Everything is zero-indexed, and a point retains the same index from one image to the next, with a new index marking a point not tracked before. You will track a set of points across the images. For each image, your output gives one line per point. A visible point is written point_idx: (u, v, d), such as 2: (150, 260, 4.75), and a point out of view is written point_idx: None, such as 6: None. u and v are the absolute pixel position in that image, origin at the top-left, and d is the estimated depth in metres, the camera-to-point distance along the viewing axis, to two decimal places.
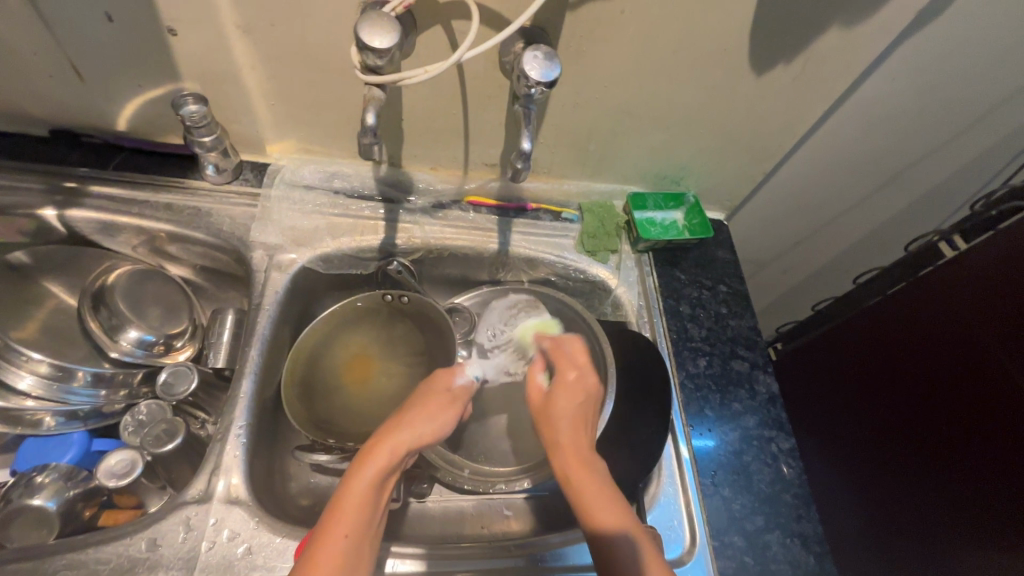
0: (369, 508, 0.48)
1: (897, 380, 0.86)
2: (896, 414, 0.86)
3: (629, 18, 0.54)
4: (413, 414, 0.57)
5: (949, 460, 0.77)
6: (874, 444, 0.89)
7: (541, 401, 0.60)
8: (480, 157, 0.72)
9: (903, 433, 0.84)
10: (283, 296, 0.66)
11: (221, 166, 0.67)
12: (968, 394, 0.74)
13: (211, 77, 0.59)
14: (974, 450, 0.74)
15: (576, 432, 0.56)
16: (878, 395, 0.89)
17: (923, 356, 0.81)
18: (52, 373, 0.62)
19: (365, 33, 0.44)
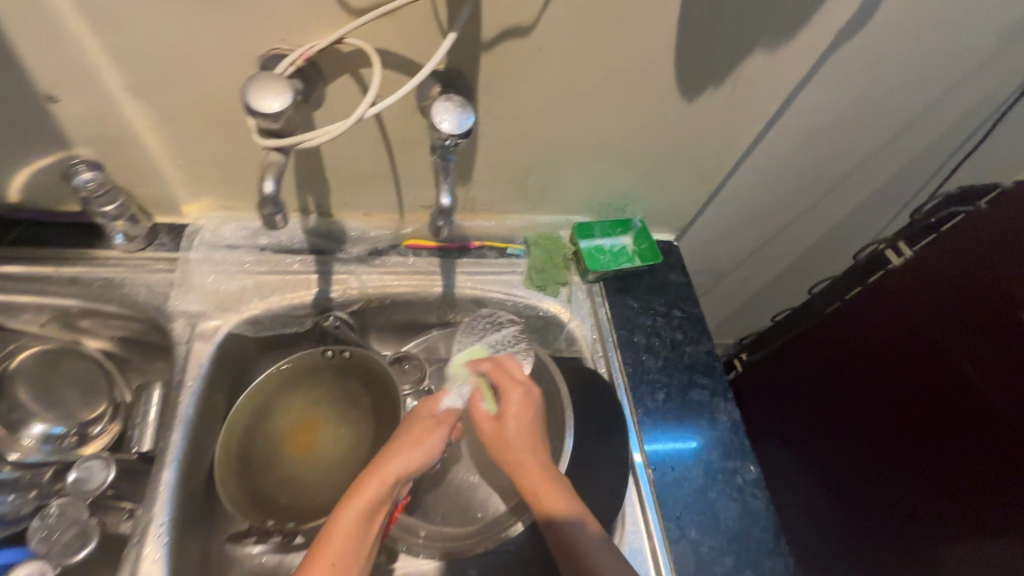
0: (353, 550, 0.48)
1: (865, 381, 0.84)
2: (867, 417, 0.84)
3: (548, 55, 0.52)
4: (396, 445, 0.55)
5: (922, 459, 0.75)
6: (844, 449, 0.87)
7: (492, 427, 0.60)
8: (415, 200, 0.69)
9: (875, 436, 0.82)
10: (208, 368, 0.61)
11: (131, 234, 0.62)
12: (923, 394, 0.75)
13: (105, 142, 0.54)
14: (948, 447, 0.72)
15: (531, 451, 0.57)
16: (846, 400, 0.87)
17: (876, 353, 0.82)
18: None
19: (254, 97, 0.41)
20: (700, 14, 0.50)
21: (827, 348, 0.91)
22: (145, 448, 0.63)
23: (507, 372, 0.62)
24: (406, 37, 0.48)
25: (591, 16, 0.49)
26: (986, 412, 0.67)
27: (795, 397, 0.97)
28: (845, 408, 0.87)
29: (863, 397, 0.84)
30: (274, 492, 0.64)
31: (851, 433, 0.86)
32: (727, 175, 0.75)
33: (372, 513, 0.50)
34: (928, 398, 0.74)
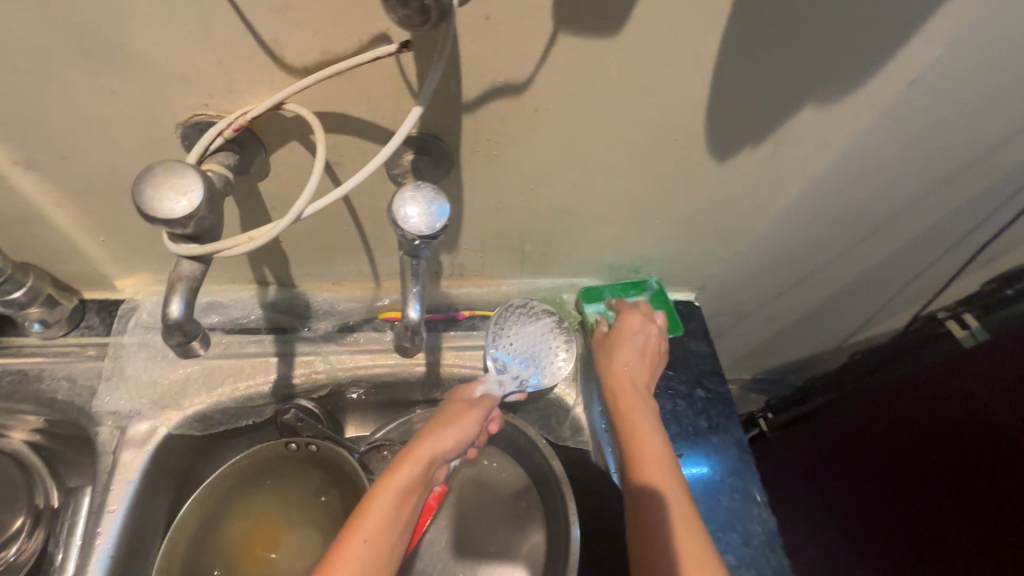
0: (391, 516, 0.45)
1: (891, 439, 0.76)
2: (896, 483, 0.75)
3: (548, 116, 0.41)
4: (436, 421, 0.53)
5: (957, 519, 0.67)
6: (874, 524, 0.77)
7: (605, 347, 0.60)
8: (392, 269, 0.58)
9: (906, 502, 0.73)
10: (141, 480, 0.51)
11: (51, 320, 0.52)
12: (962, 448, 0.68)
13: (5, 220, 0.44)
14: (986, 499, 0.65)
15: (632, 398, 0.56)
16: (875, 465, 0.78)
17: (909, 411, 0.75)
18: None
19: (149, 198, 0.30)
20: (740, 67, 0.40)
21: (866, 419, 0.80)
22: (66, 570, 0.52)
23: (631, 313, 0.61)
24: (365, 101, 0.38)
25: (602, 71, 0.38)
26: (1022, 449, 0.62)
27: (824, 466, 0.85)
28: (873, 472, 0.78)
29: (890, 459, 0.76)
30: None
31: (879, 498, 0.77)
32: (758, 233, 0.64)
33: (411, 485, 0.48)
34: (958, 443, 0.68)
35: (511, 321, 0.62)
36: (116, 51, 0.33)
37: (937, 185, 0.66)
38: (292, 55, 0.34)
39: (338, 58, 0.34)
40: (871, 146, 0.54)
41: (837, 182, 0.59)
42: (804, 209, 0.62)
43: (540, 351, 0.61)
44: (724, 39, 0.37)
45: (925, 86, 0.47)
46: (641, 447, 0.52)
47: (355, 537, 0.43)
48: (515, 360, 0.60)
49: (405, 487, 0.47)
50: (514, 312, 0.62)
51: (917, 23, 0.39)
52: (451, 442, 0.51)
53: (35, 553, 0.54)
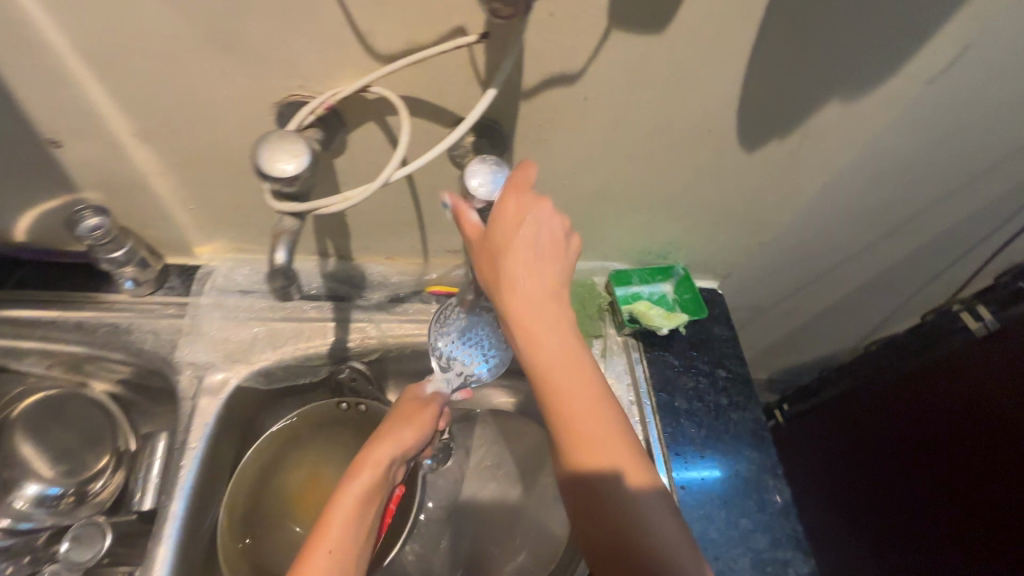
0: (357, 511, 0.48)
1: (884, 418, 0.82)
2: (890, 457, 0.81)
3: (596, 104, 0.46)
4: (391, 423, 0.54)
5: (942, 485, 0.73)
6: (876, 495, 0.84)
7: (481, 252, 0.40)
8: (441, 245, 0.63)
9: (902, 472, 0.79)
10: (214, 426, 0.57)
11: (141, 279, 0.58)
12: (961, 433, 0.71)
13: (114, 186, 0.51)
14: (964, 466, 0.71)
15: (575, 365, 0.41)
16: (883, 447, 0.82)
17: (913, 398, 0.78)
18: None
19: (266, 160, 0.36)
20: (771, 62, 0.44)
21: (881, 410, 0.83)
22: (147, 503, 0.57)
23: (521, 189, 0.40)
24: (438, 86, 0.43)
25: (647, 64, 0.43)
26: (992, 418, 0.68)
27: (830, 449, 0.92)
28: (871, 448, 0.84)
29: (884, 436, 0.82)
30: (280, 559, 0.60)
31: (879, 471, 0.83)
32: (782, 224, 0.68)
33: (375, 482, 0.50)
34: (937, 416, 0.74)
35: (452, 316, 0.61)
36: (234, 38, 0.39)
37: (957, 184, 0.69)
38: (382, 43, 0.39)
39: (420, 47, 0.40)
40: (891, 142, 0.57)
41: (859, 176, 0.62)
42: (827, 202, 0.66)
43: (481, 340, 0.60)
44: (758, 36, 0.42)
45: (943, 85, 0.51)
46: (576, 432, 0.40)
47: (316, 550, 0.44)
48: (459, 355, 0.59)
49: (371, 486, 0.49)
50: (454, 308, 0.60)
51: (935, 25, 0.44)
52: (411, 437, 0.53)
53: (119, 488, 0.60)
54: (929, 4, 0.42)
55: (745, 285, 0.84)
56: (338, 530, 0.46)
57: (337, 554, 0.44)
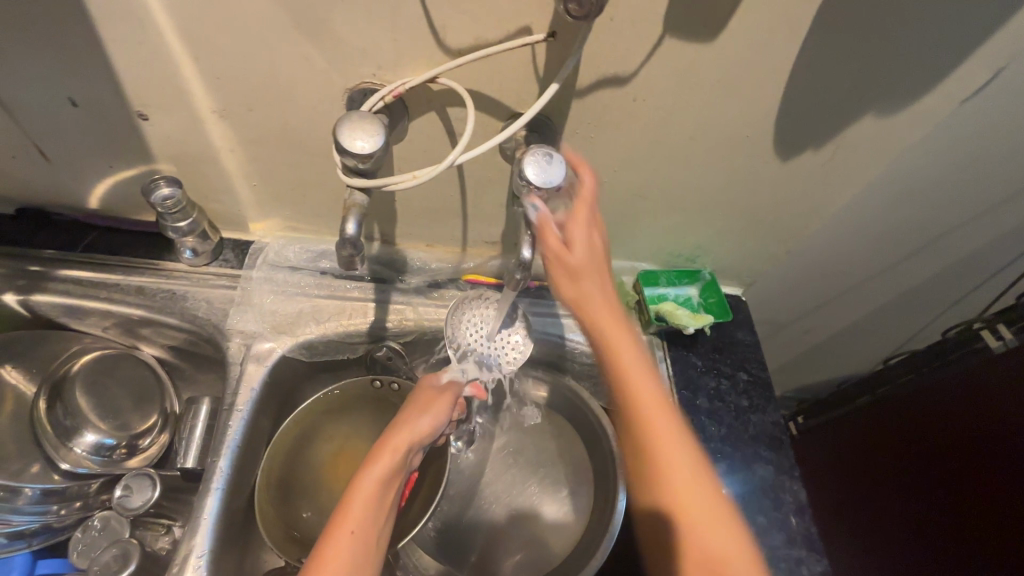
0: (379, 488, 0.51)
1: (897, 432, 0.84)
2: (901, 469, 0.84)
3: (643, 106, 0.49)
4: (409, 410, 0.57)
5: (946, 497, 0.76)
6: (886, 505, 0.87)
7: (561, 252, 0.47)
8: (480, 236, 0.66)
9: (911, 485, 0.82)
10: (259, 392, 0.61)
11: (200, 249, 0.62)
12: (968, 459, 0.73)
13: (188, 160, 0.55)
14: (966, 480, 0.74)
15: (646, 369, 0.49)
16: (894, 464, 0.85)
17: (923, 421, 0.80)
18: None
19: (345, 137, 0.40)
20: (811, 73, 0.47)
21: (893, 425, 0.85)
22: (189, 463, 0.59)
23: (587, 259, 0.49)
24: (499, 81, 0.46)
25: (694, 70, 0.46)
26: (988, 435, 0.71)
27: (845, 461, 0.94)
28: (884, 460, 0.87)
29: (896, 449, 0.84)
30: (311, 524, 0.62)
31: (890, 482, 0.86)
32: (809, 235, 0.70)
33: (395, 463, 0.52)
34: (943, 434, 0.77)
35: (470, 307, 0.63)
36: (319, 27, 0.42)
37: (984, 207, 0.70)
38: (452, 39, 0.43)
39: (486, 44, 0.43)
40: (921, 158, 0.60)
41: (888, 191, 0.64)
42: (853, 216, 0.68)
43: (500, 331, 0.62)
44: (800, 49, 0.45)
45: (974, 105, 0.53)
46: (655, 442, 0.47)
47: (341, 529, 0.47)
48: (478, 346, 0.61)
49: (392, 467, 0.52)
50: (473, 299, 0.63)
51: (969, 48, 0.46)
52: (426, 422, 0.56)
53: (163, 447, 0.63)
54: (964, 27, 0.44)
55: (769, 295, 0.85)
56: (361, 507, 0.49)
57: (358, 531, 0.48)
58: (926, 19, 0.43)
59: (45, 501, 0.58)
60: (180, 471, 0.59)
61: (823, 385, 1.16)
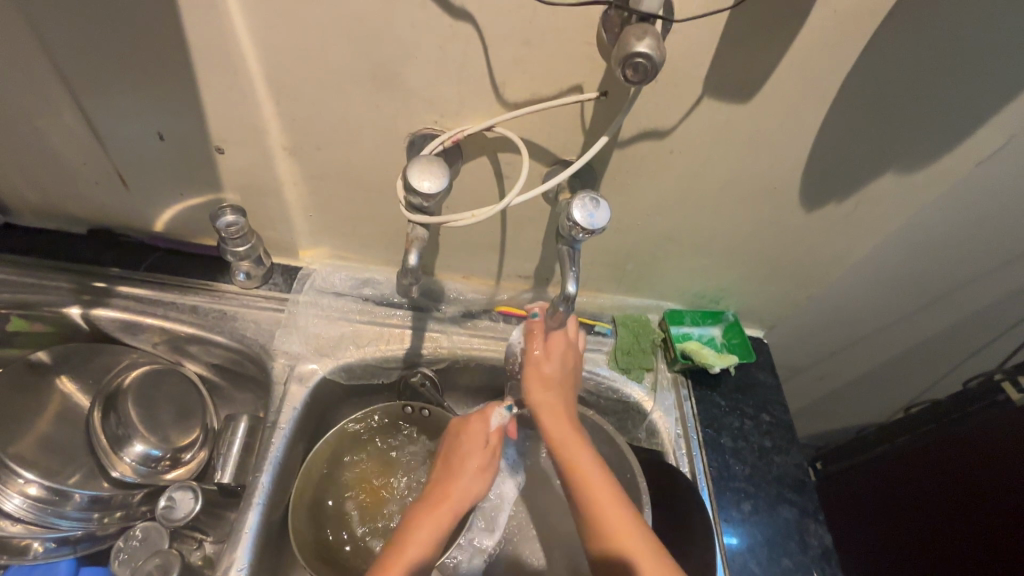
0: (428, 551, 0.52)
1: (917, 481, 0.84)
2: (922, 521, 0.83)
3: (680, 157, 0.53)
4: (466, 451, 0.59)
5: (965, 551, 0.75)
6: (906, 559, 0.85)
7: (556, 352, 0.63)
8: (515, 270, 0.69)
9: (928, 539, 0.82)
10: (300, 411, 0.63)
11: (253, 273, 0.67)
12: (984, 515, 0.74)
13: (252, 191, 0.60)
14: (988, 533, 0.73)
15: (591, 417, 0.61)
16: (912, 518, 0.85)
17: (940, 474, 0.80)
18: (47, 497, 0.60)
19: (414, 177, 0.44)
20: (837, 131, 0.51)
21: (912, 475, 0.85)
22: (226, 479, 0.61)
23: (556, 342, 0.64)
24: (549, 131, 0.51)
25: (729, 127, 0.50)
26: (1004, 491, 0.72)
27: (866, 511, 0.93)
28: (905, 511, 0.86)
29: (916, 500, 0.84)
30: (342, 546, 0.63)
31: (912, 534, 0.85)
32: (831, 282, 0.73)
33: (444, 526, 0.55)
34: (957, 486, 0.77)
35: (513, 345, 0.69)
36: (392, 79, 0.47)
37: (1001, 263, 0.73)
38: (511, 93, 0.47)
39: (540, 98, 0.48)
40: (940, 213, 0.63)
41: (907, 243, 0.67)
42: (873, 266, 0.71)
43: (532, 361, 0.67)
44: (827, 110, 0.49)
45: (990, 166, 0.56)
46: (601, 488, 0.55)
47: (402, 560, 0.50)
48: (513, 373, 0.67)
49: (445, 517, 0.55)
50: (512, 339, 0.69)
51: (985, 115, 0.50)
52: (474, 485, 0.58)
53: (202, 463, 0.65)
54: (979, 96, 0.48)
55: (789, 339, 0.87)
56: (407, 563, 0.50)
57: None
58: (943, 88, 0.48)
59: (89, 509, 0.61)
60: (217, 486, 0.61)
61: (841, 432, 1.16)
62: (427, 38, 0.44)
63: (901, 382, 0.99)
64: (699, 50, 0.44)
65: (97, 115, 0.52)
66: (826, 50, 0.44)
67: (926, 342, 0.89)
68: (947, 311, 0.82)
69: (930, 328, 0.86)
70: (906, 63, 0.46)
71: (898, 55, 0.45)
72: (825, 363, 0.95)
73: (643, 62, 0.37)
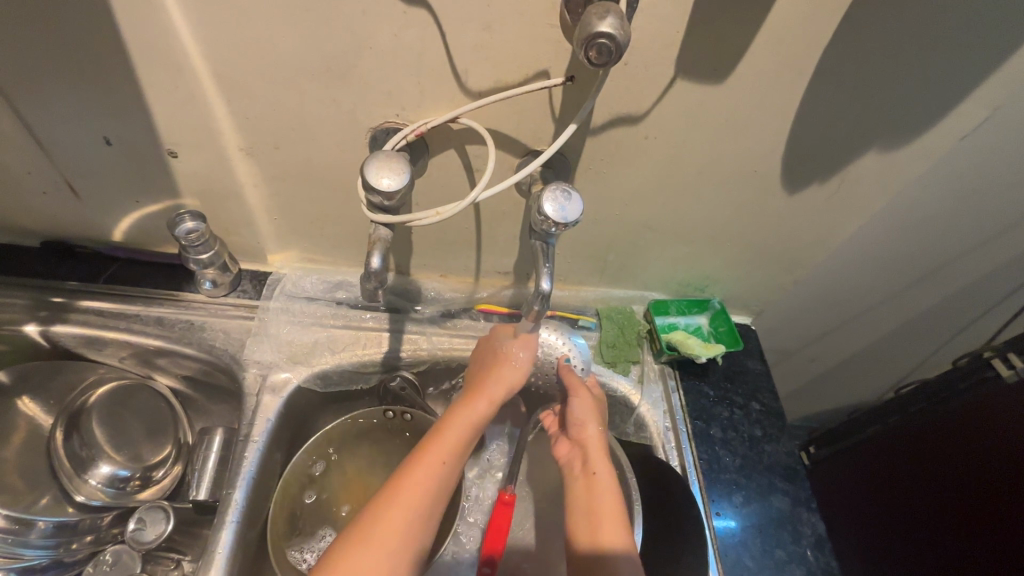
0: (443, 479, 0.50)
1: (911, 464, 0.83)
2: (915, 502, 0.82)
3: (655, 143, 0.51)
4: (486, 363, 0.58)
5: (959, 532, 0.75)
6: (900, 542, 0.84)
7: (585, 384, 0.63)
8: (493, 266, 0.67)
9: (922, 519, 0.81)
10: (274, 422, 0.61)
11: (219, 280, 0.64)
12: (976, 494, 0.73)
13: (212, 195, 0.57)
14: (981, 514, 0.72)
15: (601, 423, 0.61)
16: (906, 499, 0.84)
17: (933, 455, 0.79)
18: (7, 526, 0.57)
19: (372, 175, 0.42)
20: (818, 110, 0.49)
21: (906, 456, 0.84)
22: (201, 495, 0.59)
23: (580, 383, 0.62)
24: (517, 120, 0.48)
25: (704, 109, 0.48)
26: (995, 470, 0.71)
27: (860, 495, 0.92)
28: (900, 494, 0.85)
29: (910, 482, 0.83)
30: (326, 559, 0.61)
31: (905, 517, 0.84)
32: (816, 265, 0.71)
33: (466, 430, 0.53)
34: (950, 467, 0.77)
35: None
36: (347, 72, 0.44)
37: (986, 240, 0.72)
38: (474, 82, 0.45)
39: (505, 86, 0.45)
40: (923, 191, 0.62)
41: (891, 223, 0.66)
42: (858, 247, 0.70)
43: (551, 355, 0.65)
44: (805, 89, 0.47)
45: (972, 142, 0.55)
46: (595, 488, 0.56)
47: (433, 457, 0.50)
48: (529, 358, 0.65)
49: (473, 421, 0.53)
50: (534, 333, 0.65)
51: (967, 88, 0.48)
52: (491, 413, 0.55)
53: (176, 478, 0.64)
54: (962, 70, 0.47)
55: (776, 324, 0.86)
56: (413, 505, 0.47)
57: (401, 551, 0.45)
58: (924, 64, 0.46)
59: (56, 536, 0.59)
60: (193, 503, 0.58)
61: (831, 413, 1.16)
62: (380, 26, 0.41)
63: (889, 362, 0.99)
64: (669, 30, 0.42)
65: (38, 122, 0.49)
66: (801, 25, 0.42)
67: (912, 322, 0.88)
68: (933, 290, 0.81)
69: (916, 307, 0.85)
70: (885, 37, 0.44)
71: (877, 28, 0.43)
72: (813, 346, 0.94)
73: (607, 43, 0.35)
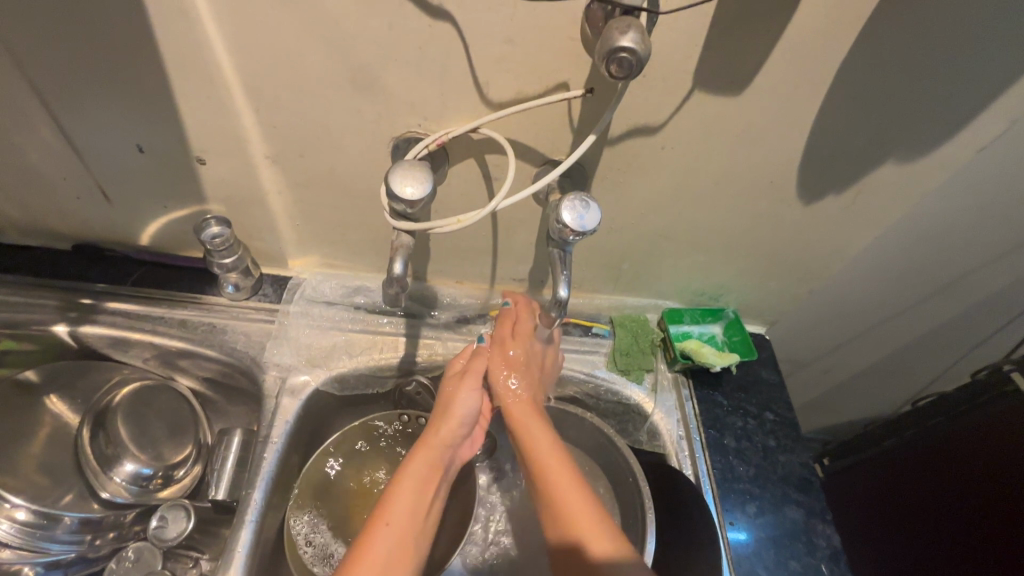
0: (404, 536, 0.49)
1: (926, 479, 0.82)
2: (928, 517, 0.82)
3: (671, 153, 0.52)
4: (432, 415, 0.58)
5: (974, 549, 0.74)
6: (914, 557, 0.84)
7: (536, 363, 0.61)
8: (509, 273, 0.68)
9: (936, 534, 0.80)
10: (293, 423, 0.62)
11: (242, 284, 0.66)
12: (992, 513, 0.72)
13: (237, 201, 0.59)
14: (997, 532, 0.71)
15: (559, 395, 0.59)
16: (920, 513, 0.83)
17: (949, 470, 0.79)
18: (36, 521, 0.59)
19: (396, 184, 0.43)
20: (833, 123, 0.50)
21: (922, 471, 0.83)
22: (220, 495, 0.59)
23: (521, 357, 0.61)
24: (535, 131, 0.49)
25: (721, 121, 0.49)
26: (1010, 488, 0.70)
27: (875, 508, 0.92)
28: (915, 508, 0.84)
29: (925, 497, 0.82)
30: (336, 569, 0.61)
31: (920, 533, 0.83)
32: (831, 276, 0.71)
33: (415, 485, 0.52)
34: (966, 483, 0.76)
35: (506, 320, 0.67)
36: (372, 83, 0.46)
37: (1005, 253, 0.71)
38: (495, 93, 0.46)
39: (525, 97, 0.46)
40: (941, 202, 0.61)
41: (907, 234, 0.66)
42: (873, 258, 0.70)
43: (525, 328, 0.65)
44: (821, 101, 0.48)
45: (990, 154, 0.55)
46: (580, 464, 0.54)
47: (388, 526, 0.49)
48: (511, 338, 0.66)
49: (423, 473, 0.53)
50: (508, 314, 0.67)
51: (983, 102, 0.48)
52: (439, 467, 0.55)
53: (196, 478, 0.65)
54: (977, 84, 0.47)
55: (791, 335, 0.85)
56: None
57: None
58: (939, 77, 0.46)
59: (80, 531, 0.60)
60: (211, 503, 0.59)
61: (846, 426, 1.14)
62: (405, 39, 0.42)
63: (905, 375, 0.97)
64: (687, 43, 0.43)
65: (74, 129, 0.51)
66: (817, 40, 0.43)
67: (930, 335, 0.87)
68: (950, 303, 0.80)
69: (934, 320, 0.84)
70: (902, 49, 0.44)
71: (893, 42, 0.44)
72: (828, 357, 0.94)
73: (628, 57, 0.36)
